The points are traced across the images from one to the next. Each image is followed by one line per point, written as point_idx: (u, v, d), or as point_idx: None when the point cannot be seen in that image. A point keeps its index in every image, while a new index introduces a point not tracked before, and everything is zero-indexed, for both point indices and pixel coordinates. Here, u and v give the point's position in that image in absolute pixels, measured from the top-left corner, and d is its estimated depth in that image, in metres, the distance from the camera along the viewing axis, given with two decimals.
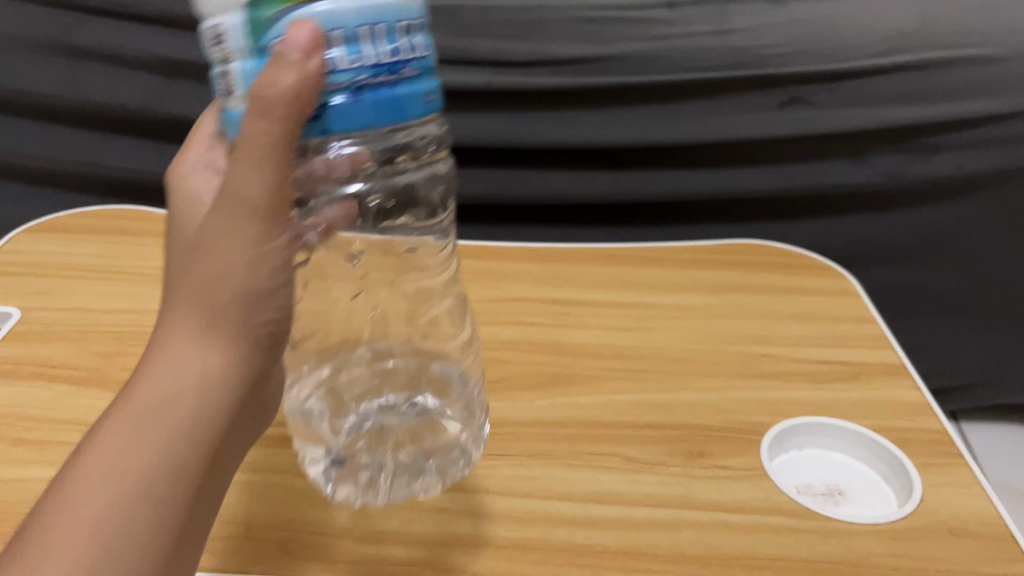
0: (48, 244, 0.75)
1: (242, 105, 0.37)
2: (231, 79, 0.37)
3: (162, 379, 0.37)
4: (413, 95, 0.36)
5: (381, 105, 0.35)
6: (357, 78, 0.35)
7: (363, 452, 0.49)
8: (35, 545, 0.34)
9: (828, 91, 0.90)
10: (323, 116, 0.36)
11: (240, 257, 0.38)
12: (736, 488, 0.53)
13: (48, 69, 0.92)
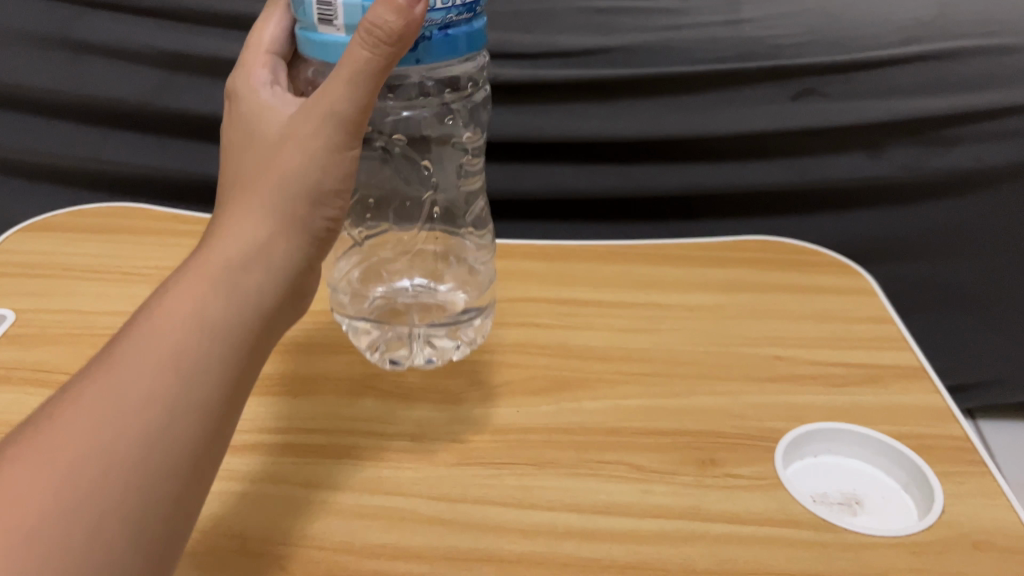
0: (44, 244, 0.73)
1: (340, 32, 0.43)
2: (336, 10, 0.42)
3: (229, 248, 0.40)
4: (478, 31, 0.44)
5: (460, 40, 0.43)
6: (446, 17, 0.42)
7: (391, 320, 0.61)
8: (100, 383, 0.35)
9: (843, 82, 0.87)
10: (415, 49, 0.42)
11: (315, 157, 0.42)
12: (750, 498, 0.51)
13: (48, 63, 0.90)
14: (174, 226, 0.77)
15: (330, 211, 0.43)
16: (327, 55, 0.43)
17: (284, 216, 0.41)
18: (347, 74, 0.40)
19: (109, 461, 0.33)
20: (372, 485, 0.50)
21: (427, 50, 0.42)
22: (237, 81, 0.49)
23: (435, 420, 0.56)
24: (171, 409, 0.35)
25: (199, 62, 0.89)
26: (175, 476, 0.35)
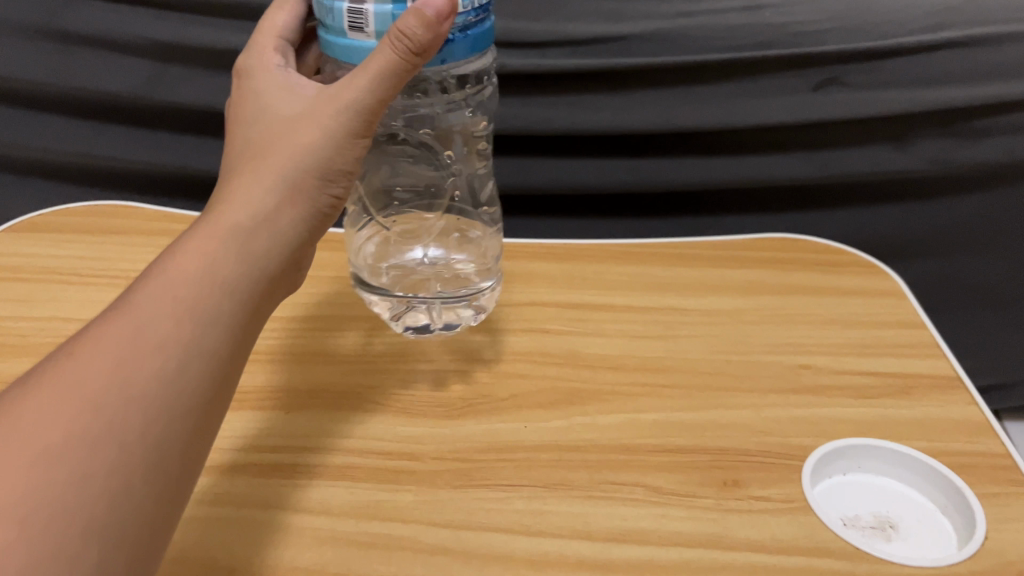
0: (28, 246, 0.70)
1: (367, 39, 0.42)
2: (365, 17, 0.42)
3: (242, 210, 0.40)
4: (490, 29, 0.46)
5: (478, 41, 0.44)
6: (466, 19, 0.43)
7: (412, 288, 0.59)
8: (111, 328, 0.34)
9: (867, 71, 0.83)
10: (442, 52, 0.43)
11: (329, 138, 0.42)
12: (776, 524, 0.47)
13: (36, 54, 0.85)
14: (166, 227, 0.74)
15: (336, 191, 0.43)
16: (351, 58, 0.43)
17: (294, 190, 0.42)
18: (371, 68, 0.41)
19: (126, 402, 0.32)
20: (370, 511, 0.47)
21: (452, 51, 0.43)
22: (249, 60, 0.49)
23: (437, 436, 0.52)
24: (178, 359, 0.34)
25: (193, 53, 0.84)
26: (185, 423, 0.34)
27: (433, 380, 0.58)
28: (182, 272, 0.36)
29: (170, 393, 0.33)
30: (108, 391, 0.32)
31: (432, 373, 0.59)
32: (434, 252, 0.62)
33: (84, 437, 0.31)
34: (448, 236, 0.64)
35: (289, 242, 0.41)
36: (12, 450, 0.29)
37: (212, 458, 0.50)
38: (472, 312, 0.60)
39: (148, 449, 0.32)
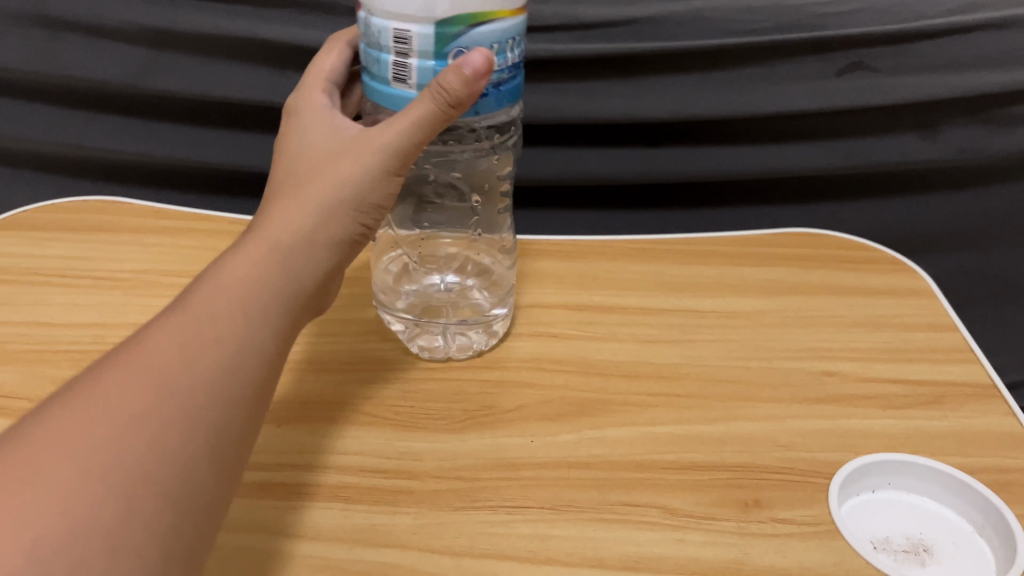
0: (12, 244, 0.67)
1: (410, 90, 0.44)
2: (408, 71, 0.43)
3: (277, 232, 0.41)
4: (520, 82, 0.47)
5: (508, 95, 0.45)
6: (501, 77, 0.44)
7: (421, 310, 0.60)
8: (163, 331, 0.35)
9: (894, 56, 0.79)
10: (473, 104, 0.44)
11: (366, 173, 0.43)
12: (802, 550, 0.44)
13: (21, 41, 0.81)
14: (157, 223, 0.71)
15: (367, 224, 0.45)
16: (392, 106, 0.45)
17: (330, 218, 0.43)
18: (411, 113, 0.42)
19: (188, 391, 0.33)
20: (365, 536, 0.44)
21: (483, 105, 0.44)
22: (298, 100, 0.51)
23: (437, 452, 0.49)
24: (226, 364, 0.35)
25: (185, 40, 0.80)
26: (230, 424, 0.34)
27: (433, 391, 0.54)
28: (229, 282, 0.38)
29: (224, 387, 0.34)
30: (171, 377, 0.33)
31: (432, 383, 0.55)
32: (450, 278, 0.63)
33: (149, 417, 0.31)
34: (465, 265, 0.65)
35: (324, 269, 0.42)
36: (86, 419, 0.30)
37: None
38: (483, 338, 0.59)
39: (205, 437, 0.33)
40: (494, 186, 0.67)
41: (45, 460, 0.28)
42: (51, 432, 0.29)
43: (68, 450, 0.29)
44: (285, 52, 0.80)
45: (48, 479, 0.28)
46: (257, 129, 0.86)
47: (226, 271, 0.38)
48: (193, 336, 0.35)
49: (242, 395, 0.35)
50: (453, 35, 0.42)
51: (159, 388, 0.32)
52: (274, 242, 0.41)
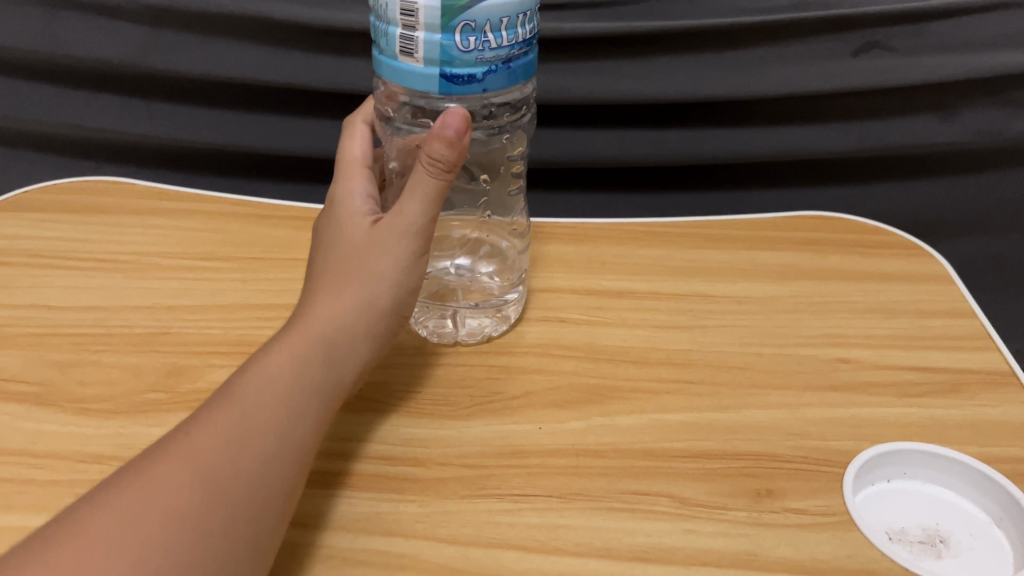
0: (11, 226, 0.66)
1: (417, 64, 0.42)
2: (415, 44, 0.42)
3: (316, 324, 0.43)
4: (532, 60, 0.45)
5: (518, 72, 0.44)
6: (510, 52, 0.43)
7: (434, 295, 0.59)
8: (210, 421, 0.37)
9: (912, 34, 0.78)
10: (482, 81, 0.43)
11: (398, 263, 0.46)
12: (816, 541, 0.43)
13: (21, 19, 0.80)
14: (160, 205, 0.70)
15: (397, 315, 0.47)
16: (398, 81, 0.44)
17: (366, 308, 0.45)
18: (421, 191, 0.45)
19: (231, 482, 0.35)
20: (370, 525, 0.43)
21: (492, 80, 0.43)
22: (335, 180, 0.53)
23: (444, 439, 0.48)
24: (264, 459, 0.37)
25: (187, 18, 0.79)
26: (264, 517, 0.36)
27: (440, 376, 0.53)
28: (274, 375, 0.40)
29: (261, 482, 0.36)
30: (218, 469, 0.35)
31: (438, 368, 0.54)
32: (463, 261, 0.63)
33: (194, 505, 0.33)
34: (477, 247, 0.64)
35: (358, 362, 0.45)
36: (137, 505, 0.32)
37: None
38: (493, 322, 0.58)
39: (240, 528, 0.35)
40: (505, 167, 0.65)
41: (95, 541, 0.30)
42: (104, 513, 0.32)
43: (117, 534, 0.31)
44: (289, 30, 0.79)
45: (95, 563, 0.30)
46: (261, 109, 0.85)
47: (270, 363, 0.41)
48: (236, 425, 0.37)
49: (277, 487, 0.37)
50: (459, 7, 0.40)
51: (205, 479, 0.34)
52: (316, 334, 0.43)
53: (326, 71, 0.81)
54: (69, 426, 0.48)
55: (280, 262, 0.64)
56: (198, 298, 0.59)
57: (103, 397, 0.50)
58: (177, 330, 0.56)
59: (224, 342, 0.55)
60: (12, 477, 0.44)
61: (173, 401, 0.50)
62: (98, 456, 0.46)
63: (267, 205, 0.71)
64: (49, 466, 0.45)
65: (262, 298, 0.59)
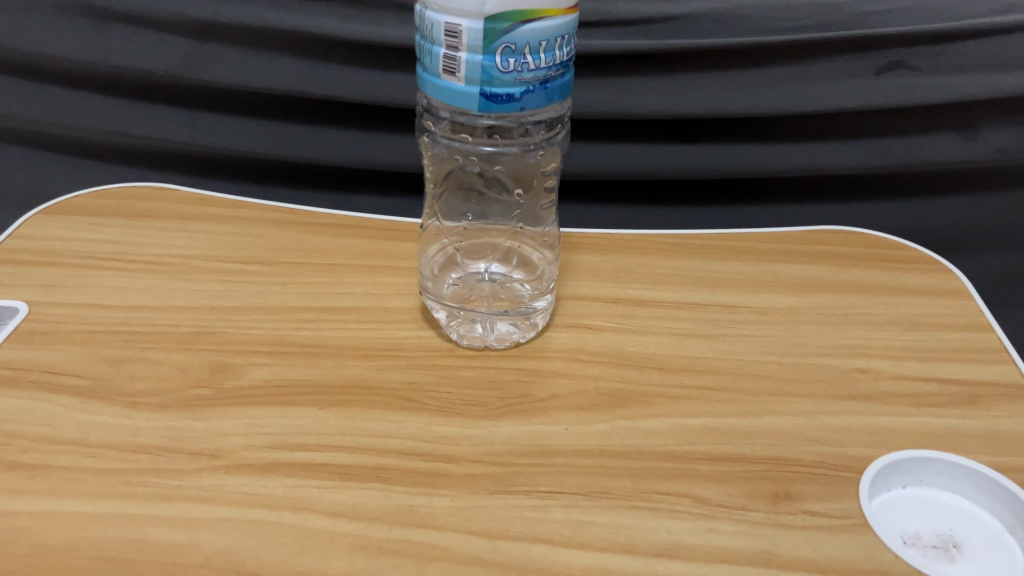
0: (64, 229, 0.69)
1: (460, 83, 0.45)
2: (458, 63, 0.44)
3: None
4: (569, 81, 0.48)
5: (554, 92, 0.46)
6: (547, 73, 0.45)
7: (465, 301, 0.62)
8: None
9: (934, 55, 0.79)
10: (519, 100, 0.45)
11: None
12: (832, 543, 0.44)
13: (71, 31, 0.83)
14: (202, 210, 0.73)
15: None
16: (442, 98, 0.46)
17: None
18: None
19: None
20: (404, 517, 0.45)
21: (529, 100, 0.45)
22: None
23: (474, 438, 0.50)
24: None
25: (229, 32, 0.82)
26: None
27: (470, 378, 0.55)
28: None
29: None
30: None
31: (470, 370, 0.56)
32: (496, 268, 0.65)
33: None
34: (509, 257, 0.66)
35: None
36: None
37: (242, 456, 0.48)
38: (522, 329, 0.60)
39: None
40: (539, 181, 0.67)
41: None
42: None
43: None
44: (328, 44, 0.82)
45: None
46: (298, 120, 0.88)
47: None
48: None
49: None
50: (500, 31, 0.43)
51: None
52: None
53: (361, 84, 0.84)
54: (121, 418, 0.50)
55: (317, 267, 0.66)
56: (240, 299, 0.62)
57: (152, 392, 0.52)
58: (220, 330, 0.58)
59: (266, 342, 0.57)
60: (67, 465, 0.47)
61: (217, 397, 0.52)
62: (149, 447, 0.48)
63: (305, 211, 0.74)
64: (103, 455, 0.48)
65: (301, 301, 0.62)
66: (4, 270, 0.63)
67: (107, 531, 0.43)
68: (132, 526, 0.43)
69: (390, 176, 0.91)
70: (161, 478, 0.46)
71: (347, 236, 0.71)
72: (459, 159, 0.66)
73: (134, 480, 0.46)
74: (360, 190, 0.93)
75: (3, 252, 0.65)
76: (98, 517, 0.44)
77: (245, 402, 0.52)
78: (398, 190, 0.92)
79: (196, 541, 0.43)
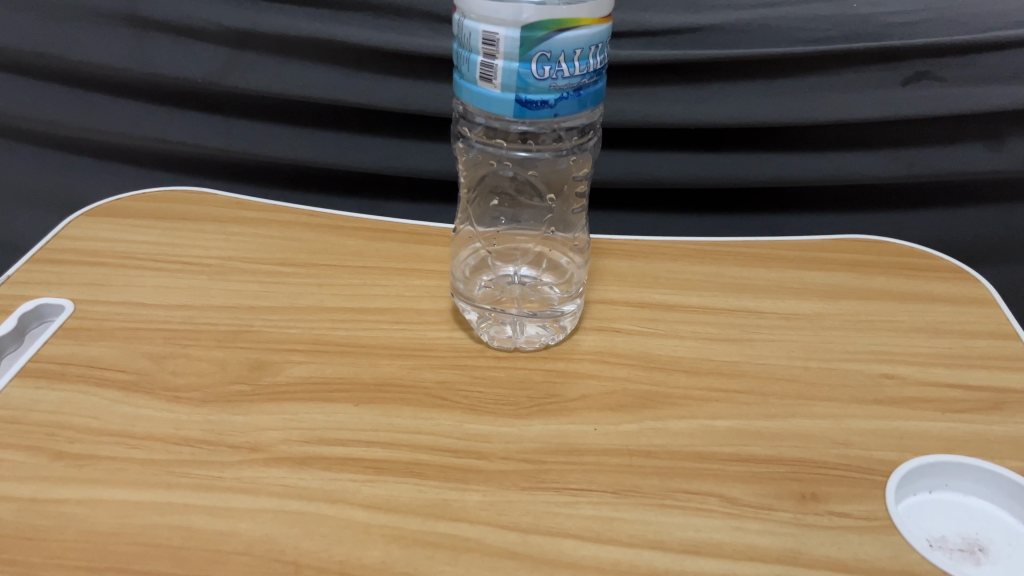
0: (108, 231, 0.71)
1: (497, 90, 0.46)
2: (495, 70, 0.46)
3: None
4: (600, 88, 0.49)
5: (587, 99, 0.48)
6: (580, 81, 0.47)
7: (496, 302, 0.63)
8: None
9: (961, 66, 0.80)
10: (553, 107, 0.47)
11: None
12: (859, 543, 0.45)
13: (113, 40, 0.86)
14: (238, 214, 0.75)
15: None
16: (479, 105, 0.48)
17: None
18: None
19: None
20: (437, 510, 0.46)
21: (563, 107, 0.47)
22: None
23: (505, 436, 0.51)
24: None
25: (267, 41, 0.84)
26: None
27: (500, 377, 0.57)
28: None
29: None
30: None
31: (500, 370, 0.57)
32: (526, 271, 0.67)
33: None
34: (539, 261, 0.68)
35: None
36: None
37: (280, 449, 0.50)
38: (550, 331, 0.61)
39: None
40: (571, 187, 0.68)
41: None
42: None
43: None
44: (362, 53, 0.84)
45: None
46: (331, 127, 0.90)
47: None
48: None
49: None
50: (535, 40, 0.44)
51: None
52: None
53: (394, 93, 0.85)
54: (164, 411, 0.52)
55: (351, 269, 0.68)
56: (277, 299, 0.64)
57: (193, 386, 0.54)
58: (258, 329, 0.60)
59: (302, 341, 0.59)
60: (112, 456, 0.49)
61: (254, 393, 0.54)
62: (191, 440, 0.50)
63: (339, 216, 0.76)
64: (146, 446, 0.49)
65: (335, 302, 0.64)
66: (50, 269, 0.65)
67: (152, 518, 0.44)
68: (175, 514, 0.45)
69: (420, 183, 0.93)
70: (203, 469, 0.48)
71: (379, 239, 0.72)
72: (493, 164, 0.67)
73: (177, 471, 0.48)
74: (391, 196, 0.95)
75: (48, 251, 0.67)
76: (142, 504, 0.45)
77: (282, 397, 0.54)
78: (427, 197, 0.94)
79: (237, 530, 0.44)
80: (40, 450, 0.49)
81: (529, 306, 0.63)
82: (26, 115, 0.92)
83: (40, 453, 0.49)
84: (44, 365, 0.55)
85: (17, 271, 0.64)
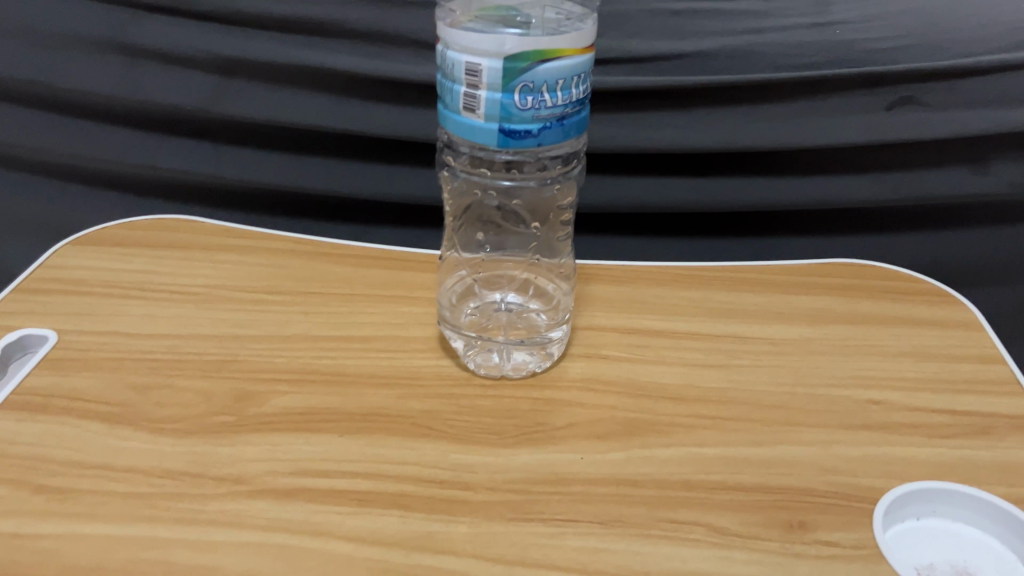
0: (94, 260, 0.71)
1: (480, 120, 0.47)
2: (478, 101, 0.46)
3: None
4: (584, 118, 0.49)
5: (570, 128, 0.48)
6: (563, 111, 0.47)
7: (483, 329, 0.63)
8: None
9: (943, 90, 0.81)
10: (537, 136, 0.47)
11: None
12: (846, 572, 0.45)
13: (103, 68, 0.86)
14: (226, 241, 0.75)
15: None
16: (463, 134, 0.48)
17: None
18: None
19: None
20: (422, 542, 0.46)
21: (546, 136, 0.47)
22: None
23: (491, 466, 0.51)
24: None
25: (256, 68, 0.84)
26: None
27: (487, 407, 0.56)
28: None
29: None
30: None
31: (486, 400, 0.57)
32: (512, 299, 0.66)
33: None
34: (526, 287, 0.68)
35: None
36: None
37: (265, 481, 0.49)
38: (538, 358, 0.61)
39: None
40: (556, 214, 0.70)
41: None
42: None
43: None
44: (350, 80, 0.84)
45: None
46: (319, 154, 0.90)
47: None
48: None
49: None
50: (517, 70, 0.45)
51: None
52: None
53: (382, 119, 0.86)
54: (148, 444, 0.52)
55: (338, 297, 0.68)
56: (263, 328, 0.63)
57: (177, 418, 0.54)
58: (244, 358, 0.60)
59: (287, 370, 0.59)
60: (94, 489, 0.48)
61: (239, 424, 0.54)
62: (174, 472, 0.50)
63: (327, 243, 0.76)
64: (129, 480, 0.49)
65: (322, 330, 0.63)
66: (34, 298, 0.65)
67: (134, 553, 0.44)
68: (157, 549, 0.44)
69: (408, 209, 0.93)
70: (186, 503, 0.47)
71: (366, 266, 0.72)
72: (478, 193, 0.67)
73: (160, 504, 0.47)
74: (380, 223, 0.95)
75: (33, 281, 0.67)
76: (123, 539, 0.45)
77: (267, 428, 0.53)
78: (415, 223, 0.95)
79: (219, 564, 0.44)
80: (21, 484, 0.48)
81: (516, 333, 0.63)
82: (15, 142, 0.92)
83: (20, 487, 0.48)
84: (27, 396, 0.55)
85: (2, 301, 0.64)
